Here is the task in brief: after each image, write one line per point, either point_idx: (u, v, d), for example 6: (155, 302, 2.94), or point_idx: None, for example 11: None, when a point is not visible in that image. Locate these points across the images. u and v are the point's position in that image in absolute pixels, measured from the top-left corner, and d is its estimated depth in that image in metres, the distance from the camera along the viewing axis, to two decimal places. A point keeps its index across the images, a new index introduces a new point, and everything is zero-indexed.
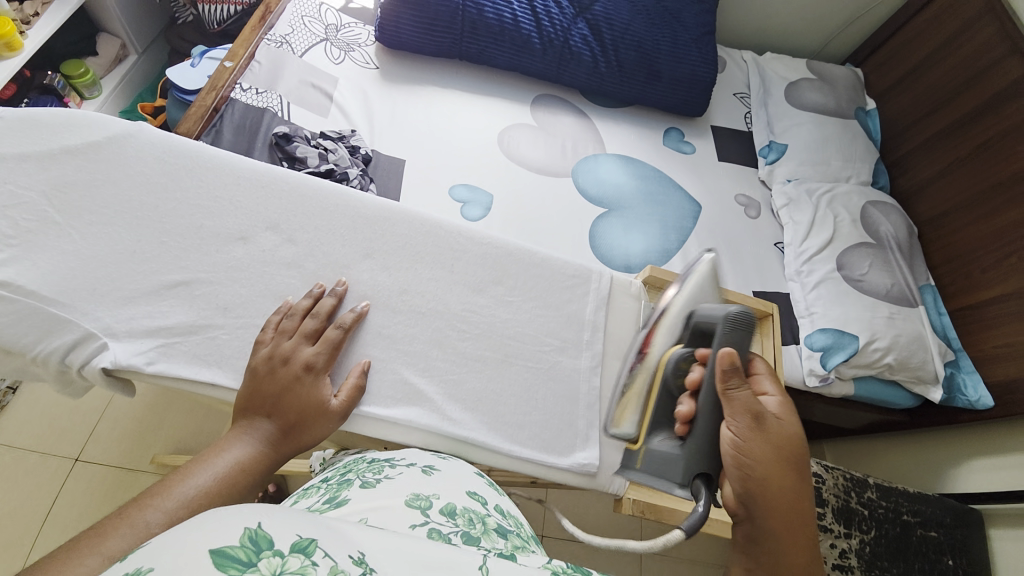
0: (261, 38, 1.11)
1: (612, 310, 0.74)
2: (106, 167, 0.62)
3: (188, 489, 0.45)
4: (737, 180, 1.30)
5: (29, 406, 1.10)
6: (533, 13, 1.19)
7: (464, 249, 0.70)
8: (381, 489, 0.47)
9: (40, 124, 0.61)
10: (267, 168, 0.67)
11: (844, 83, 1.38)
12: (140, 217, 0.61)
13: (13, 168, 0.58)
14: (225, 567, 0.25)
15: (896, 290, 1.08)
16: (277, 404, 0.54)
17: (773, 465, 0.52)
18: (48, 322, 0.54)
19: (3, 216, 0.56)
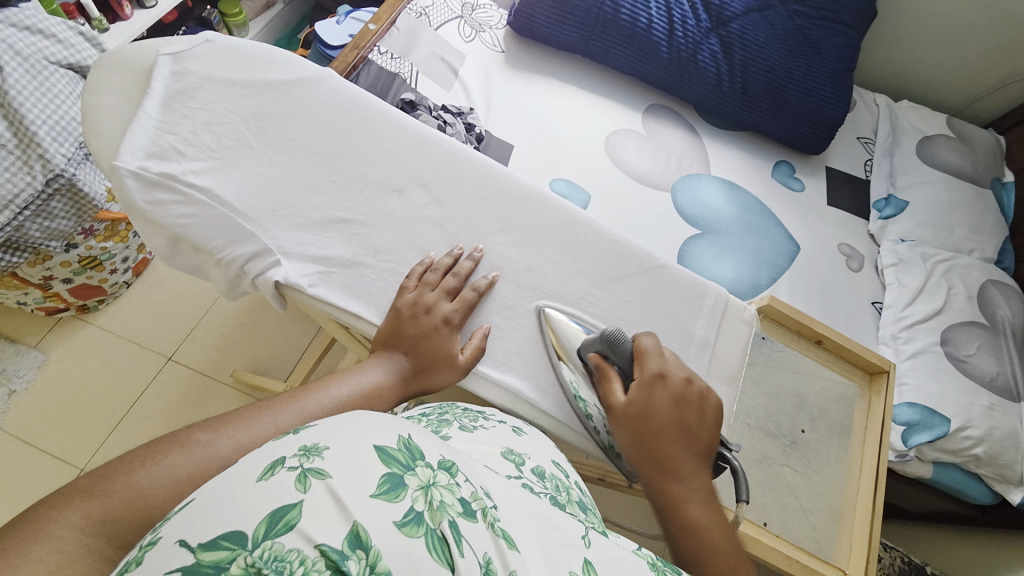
0: (404, 7, 1.17)
1: (723, 329, 0.66)
2: (295, 105, 0.68)
3: (333, 394, 0.55)
4: (844, 228, 1.23)
5: (141, 301, 1.25)
6: (668, 21, 1.17)
7: (590, 241, 0.68)
8: (479, 434, 0.51)
9: (249, 57, 0.69)
10: (427, 133, 0.70)
11: (985, 148, 1.27)
12: (296, 152, 0.66)
13: (219, 92, 0.66)
14: (390, 464, 0.33)
15: (1000, 380, 1.00)
16: (415, 346, 0.59)
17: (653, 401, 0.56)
18: (233, 233, 0.61)
19: (209, 132, 0.64)
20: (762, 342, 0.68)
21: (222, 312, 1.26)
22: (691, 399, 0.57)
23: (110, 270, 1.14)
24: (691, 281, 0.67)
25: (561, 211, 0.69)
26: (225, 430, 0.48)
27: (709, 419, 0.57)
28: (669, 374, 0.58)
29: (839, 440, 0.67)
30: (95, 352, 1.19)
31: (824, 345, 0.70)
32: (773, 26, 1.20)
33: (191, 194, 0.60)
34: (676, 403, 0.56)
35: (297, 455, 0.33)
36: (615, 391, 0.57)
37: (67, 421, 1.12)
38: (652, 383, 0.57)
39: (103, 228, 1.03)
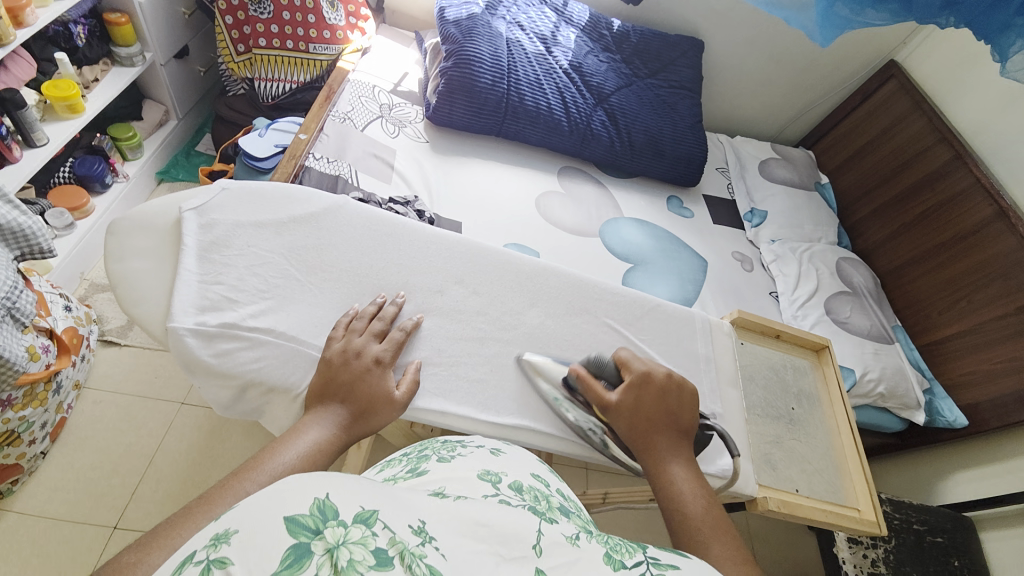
0: (327, 114, 1.24)
1: (717, 344, 0.80)
2: (327, 234, 0.70)
3: (277, 465, 0.49)
4: (732, 239, 1.52)
5: (64, 471, 1.10)
6: (562, 101, 1.39)
7: (601, 298, 0.78)
8: (457, 462, 0.48)
9: (262, 195, 0.70)
10: (447, 235, 0.76)
11: (803, 163, 1.69)
12: (305, 271, 0.67)
13: (250, 234, 0.67)
14: (296, 534, 0.30)
15: (874, 331, 1.30)
16: (350, 392, 0.58)
17: (650, 402, 0.64)
18: (307, 365, 0.61)
19: (255, 275, 0.64)
20: (742, 346, 0.82)
21: (171, 457, 1.16)
22: (672, 386, 0.66)
23: (29, 443, 1.02)
24: (681, 313, 0.80)
25: (553, 274, 0.78)
26: (199, 512, 0.43)
27: (689, 405, 0.66)
28: (652, 370, 0.67)
29: (820, 409, 0.81)
30: (19, 545, 1.02)
31: (782, 337, 0.85)
32: (641, 97, 1.50)
33: (256, 337, 0.61)
34: (662, 393, 0.65)
35: (206, 547, 0.31)
36: (605, 394, 0.65)
37: None
38: (643, 379, 0.66)
39: (21, 394, 0.96)
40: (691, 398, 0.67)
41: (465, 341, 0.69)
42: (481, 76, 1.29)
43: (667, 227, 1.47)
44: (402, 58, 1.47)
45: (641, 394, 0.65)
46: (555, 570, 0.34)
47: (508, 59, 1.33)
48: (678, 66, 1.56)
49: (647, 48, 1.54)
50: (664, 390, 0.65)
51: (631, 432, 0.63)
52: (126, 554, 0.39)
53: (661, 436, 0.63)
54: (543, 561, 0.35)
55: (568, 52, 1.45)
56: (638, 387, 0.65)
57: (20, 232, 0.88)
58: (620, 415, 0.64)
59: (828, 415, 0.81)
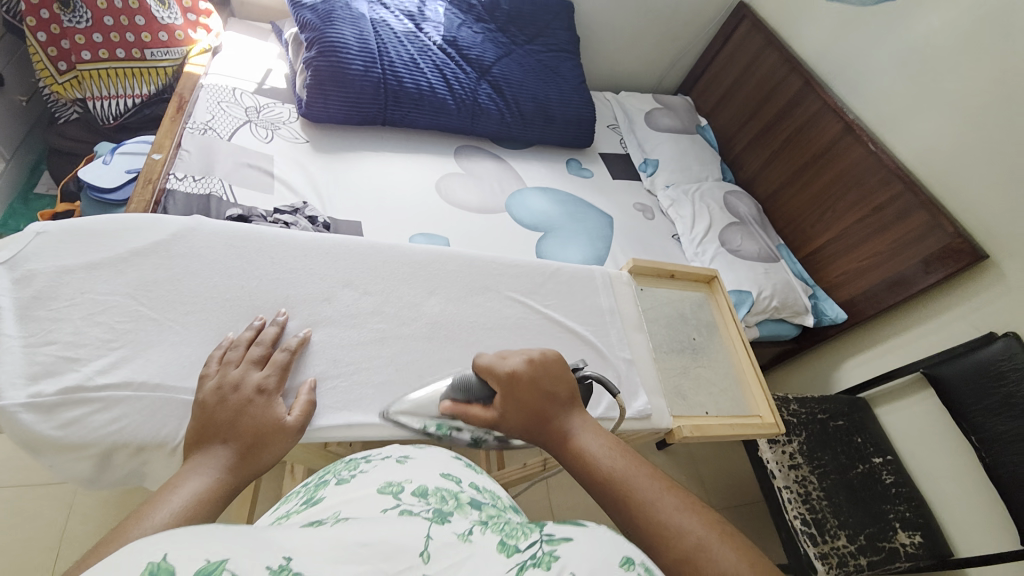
0: (183, 127, 1.10)
1: (618, 294, 0.84)
2: (185, 262, 0.64)
3: (147, 529, 0.40)
4: (631, 192, 1.59)
5: None
6: (443, 79, 1.35)
7: (501, 273, 0.79)
8: (356, 481, 0.47)
9: (96, 235, 0.62)
10: (327, 239, 0.72)
11: (683, 109, 1.79)
12: (175, 310, 0.61)
13: (87, 279, 0.59)
14: None
15: (763, 253, 1.44)
16: (233, 428, 0.52)
17: (529, 397, 0.59)
18: (181, 410, 0.56)
19: (95, 324, 0.57)
20: (642, 292, 0.87)
21: (83, 539, 1.03)
22: (541, 368, 0.61)
23: None
24: (580, 272, 0.84)
25: (449, 257, 0.77)
26: None
27: (563, 378, 0.61)
28: (515, 365, 0.60)
29: (718, 334, 0.89)
30: None
31: (677, 276, 0.91)
32: (522, 64, 1.49)
33: (108, 395, 0.54)
34: (535, 383, 0.60)
35: None
36: (482, 414, 0.60)
37: None
38: (509, 382, 0.59)
39: None
40: (563, 368, 0.62)
41: (366, 345, 0.67)
42: (350, 62, 1.21)
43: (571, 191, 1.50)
44: (261, 55, 1.34)
45: (516, 399, 0.59)
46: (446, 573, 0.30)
47: (376, 42, 1.26)
48: (552, 30, 1.57)
49: (519, 14, 1.53)
50: (534, 380, 0.59)
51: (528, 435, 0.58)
52: None
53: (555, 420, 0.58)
54: (431, 566, 0.31)
55: (439, 27, 1.40)
56: (507, 393, 0.59)
57: None
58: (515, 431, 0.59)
59: (726, 338, 0.89)
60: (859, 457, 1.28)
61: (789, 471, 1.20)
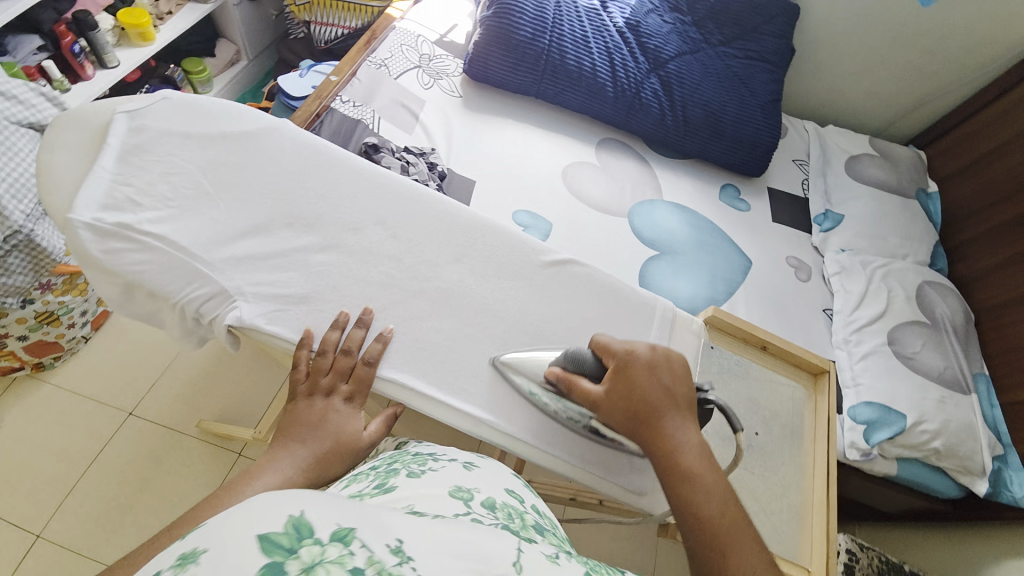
0: (364, 60, 1.24)
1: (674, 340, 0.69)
2: (254, 155, 0.68)
3: (219, 519, 0.48)
4: (788, 242, 1.31)
5: (96, 358, 1.20)
6: (610, 64, 1.26)
7: (537, 267, 0.69)
8: (426, 477, 0.48)
9: (201, 110, 0.69)
10: (380, 173, 0.71)
11: (906, 164, 1.40)
12: (244, 199, 0.65)
13: (174, 143, 0.65)
14: (270, 553, 0.30)
15: (947, 375, 1.06)
16: (313, 432, 0.57)
17: (642, 384, 0.57)
18: (189, 275, 0.59)
19: (167, 182, 0.63)
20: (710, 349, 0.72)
21: (191, 357, 1.24)
22: (661, 361, 0.59)
23: (68, 325, 1.10)
24: (636, 297, 0.69)
25: (490, 228, 0.70)
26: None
27: (682, 375, 0.59)
28: (634, 348, 0.60)
29: (792, 443, 0.70)
30: (50, 412, 1.13)
31: (770, 351, 0.74)
32: (707, 66, 1.31)
33: (148, 241, 0.59)
34: (652, 369, 0.58)
35: (174, 566, 0.31)
36: (590, 388, 0.58)
37: (16, 487, 1.06)
38: (625, 362, 0.59)
39: (60, 282, 1.02)
40: (681, 366, 0.60)
41: (372, 286, 0.64)
42: (521, 28, 1.20)
43: (712, 219, 1.30)
44: (454, 10, 1.43)
45: (626, 382, 0.57)
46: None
47: (553, 14, 1.23)
48: (759, 35, 1.34)
49: (725, 11, 1.34)
50: (650, 366, 0.58)
51: (626, 419, 0.56)
52: None
53: (666, 419, 0.56)
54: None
55: (625, 10, 1.31)
56: (622, 371, 0.58)
57: None
58: (618, 409, 0.57)
59: (805, 454, 0.70)
60: None
61: None
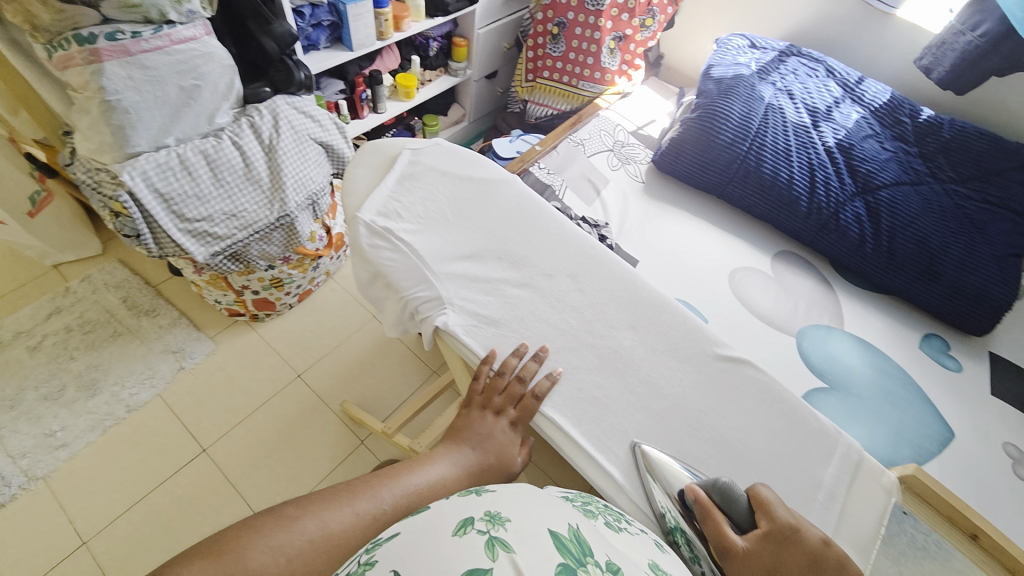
0: (567, 137, 1.41)
1: (856, 489, 0.59)
2: (488, 196, 0.76)
3: (409, 485, 0.52)
4: (1010, 425, 1.05)
5: (290, 322, 1.48)
6: (810, 180, 1.22)
7: (710, 356, 0.65)
8: (625, 538, 0.45)
9: (459, 157, 0.81)
10: (582, 237, 0.74)
11: None
12: (468, 227, 0.72)
13: (433, 176, 0.76)
14: (564, 554, 0.36)
15: None
16: (483, 441, 0.59)
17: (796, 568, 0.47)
18: (419, 278, 0.67)
19: (421, 203, 0.73)
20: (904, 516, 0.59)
21: (355, 345, 1.45)
22: (829, 559, 0.48)
23: (285, 292, 1.39)
24: (816, 424, 0.62)
25: (671, 308, 0.68)
26: (345, 501, 0.49)
27: None
28: (802, 527, 0.50)
29: None
30: (248, 354, 1.41)
31: (980, 543, 0.62)
32: (928, 201, 1.19)
33: (400, 243, 0.68)
34: (813, 564, 0.48)
35: (483, 521, 0.39)
36: (730, 533, 0.49)
37: (206, 404, 1.31)
38: (785, 534, 0.49)
39: (296, 259, 1.31)
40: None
41: (547, 327, 0.65)
42: (722, 133, 1.24)
43: (905, 368, 1.11)
44: (656, 108, 1.55)
45: (779, 553, 0.48)
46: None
47: (759, 124, 1.25)
48: (1006, 180, 1.18)
49: (963, 147, 1.21)
50: (810, 555, 0.48)
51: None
52: (290, 509, 0.48)
53: None
54: None
55: (840, 130, 1.26)
56: (773, 541, 0.48)
57: (340, 158, 1.26)
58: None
59: None
60: None
61: None
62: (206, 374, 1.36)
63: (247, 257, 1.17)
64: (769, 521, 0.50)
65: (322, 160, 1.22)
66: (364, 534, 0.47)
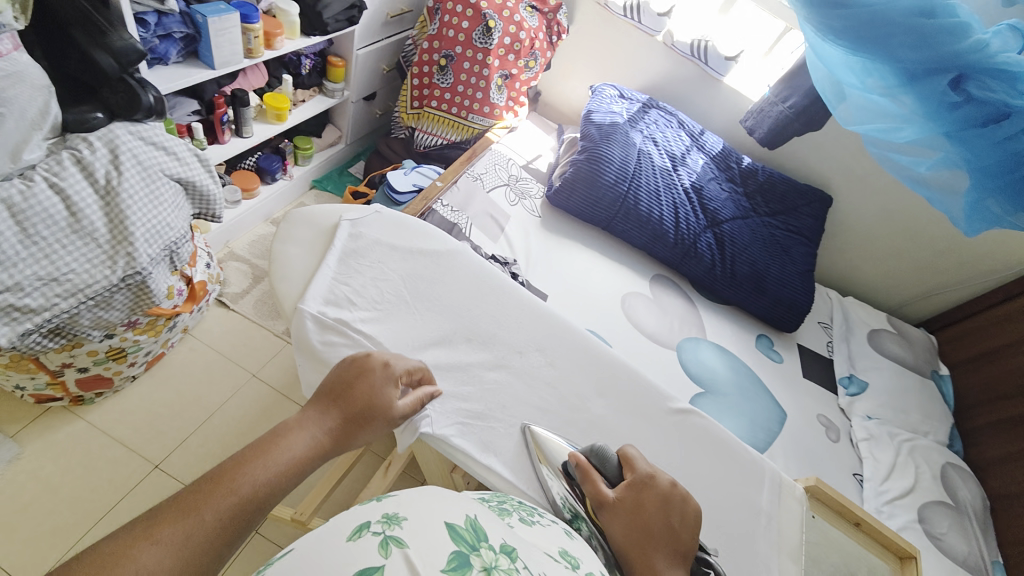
0: (464, 172, 1.41)
1: (784, 508, 0.73)
2: (442, 270, 0.83)
3: (248, 481, 0.48)
4: (817, 399, 1.39)
5: (134, 397, 1.18)
6: (675, 216, 1.44)
7: (645, 395, 0.78)
8: (540, 529, 0.46)
9: (405, 227, 0.86)
10: (538, 303, 0.84)
11: (921, 346, 1.55)
12: (432, 309, 0.78)
13: (384, 254, 0.82)
14: (457, 541, 0.37)
15: (972, 560, 1.11)
16: (341, 399, 0.58)
17: (651, 507, 0.59)
18: None
19: (375, 287, 0.77)
20: (812, 519, 0.77)
21: (236, 413, 1.23)
22: (676, 495, 0.61)
23: (128, 363, 1.10)
24: (738, 451, 0.75)
25: (607, 358, 0.81)
26: (149, 537, 0.42)
27: (692, 525, 0.60)
28: (657, 475, 0.63)
29: None
30: (74, 451, 1.09)
31: (862, 527, 0.79)
32: (754, 231, 1.50)
33: (363, 340, 0.72)
34: (665, 503, 0.60)
35: (380, 523, 0.38)
36: (604, 490, 0.60)
37: (15, 533, 0.98)
38: (643, 482, 0.62)
39: (145, 322, 1.04)
40: (696, 517, 0.61)
41: (534, 411, 0.73)
42: (605, 174, 1.39)
43: (751, 367, 1.39)
44: (539, 143, 1.64)
45: (637, 496, 0.60)
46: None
47: (634, 167, 1.43)
48: (800, 214, 1.56)
49: (772, 189, 1.57)
50: (662, 497, 0.61)
51: (619, 522, 0.58)
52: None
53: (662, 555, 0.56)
54: None
55: (693, 173, 1.51)
56: (633, 488, 0.61)
57: (204, 195, 1.04)
58: (615, 517, 0.58)
59: None
60: None
61: None
62: (10, 489, 1.02)
63: (75, 329, 0.90)
64: (631, 472, 0.63)
65: (180, 201, 0.99)
66: (189, 560, 0.42)
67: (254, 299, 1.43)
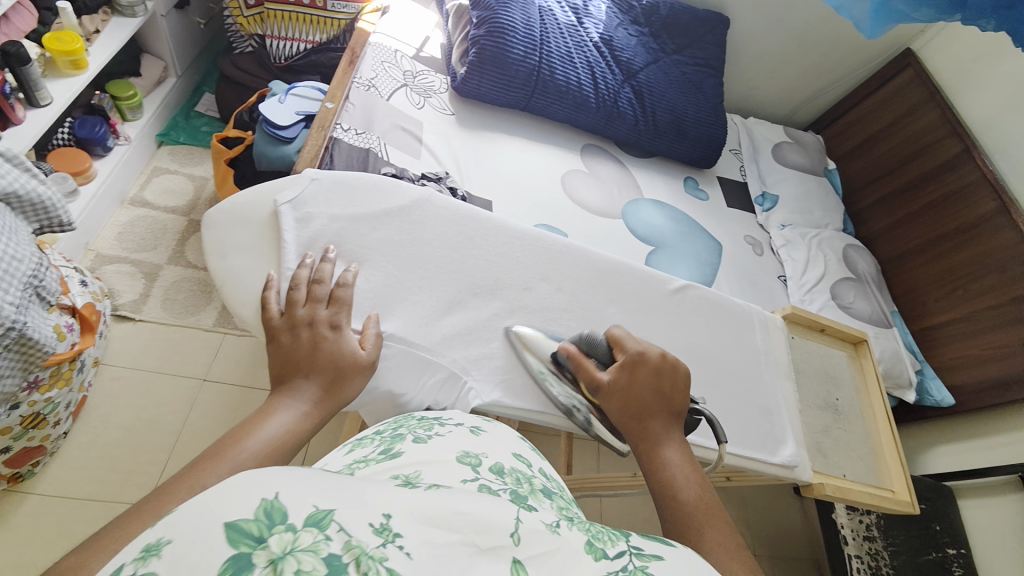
0: (351, 81, 1.17)
1: (771, 334, 0.91)
2: (417, 227, 0.78)
3: (241, 454, 0.51)
4: (742, 223, 1.54)
5: (86, 449, 1.08)
6: (592, 77, 1.36)
7: (617, 275, 0.85)
8: (433, 444, 0.49)
9: (355, 189, 0.77)
10: (522, 229, 0.84)
11: (814, 147, 1.71)
12: (434, 276, 0.77)
13: (359, 233, 0.75)
14: (237, 543, 0.29)
15: (875, 316, 1.40)
16: (309, 362, 0.61)
17: (644, 381, 0.68)
18: (421, 364, 0.72)
19: (362, 277, 0.72)
20: (793, 340, 0.95)
21: (205, 423, 1.15)
22: (666, 369, 0.70)
23: (53, 423, 0.97)
24: (707, 298, 0.89)
25: (574, 253, 0.85)
26: (151, 510, 0.44)
27: (682, 388, 0.70)
28: (647, 351, 0.71)
29: (856, 397, 0.97)
30: (47, 525, 1.00)
31: (826, 331, 0.99)
32: (667, 74, 1.47)
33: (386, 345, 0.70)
34: (658, 373, 0.69)
35: (139, 560, 0.30)
36: (596, 372, 0.69)
37: None
38: (636, 359, 0.70)
39: (48, 374, 0.89)
40: (684, 383, 0.71)
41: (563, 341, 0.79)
42: (513, 48, 1.24)
43: (684, 210, 1.47)
44: (421, 21, 1.39)
45: (631, 374, 0.69)
46: (533, 560, 0.34)
47: (540, 29, 1.29)
48: (704, 44, 1.53)
49: (675, 22, 1.50)
50: (655, 372, 0.69)
51: (618, 403, 0.67)
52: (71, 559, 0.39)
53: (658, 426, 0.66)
54: (521, 550, 0.34)
55: (599, 24, 1.41)
56: (628, 369, 0.69)
57: (40, 204, 0.81)
58: (612, 397, 0.67)
59: (865, 403, 0.98)
60: (934, 545, 1.31)
61: (862, 542, 1.35)
62: None
63: None
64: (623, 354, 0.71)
65: (12, 223, 0.77)
66: None
67: (162, 300, 1.25)
